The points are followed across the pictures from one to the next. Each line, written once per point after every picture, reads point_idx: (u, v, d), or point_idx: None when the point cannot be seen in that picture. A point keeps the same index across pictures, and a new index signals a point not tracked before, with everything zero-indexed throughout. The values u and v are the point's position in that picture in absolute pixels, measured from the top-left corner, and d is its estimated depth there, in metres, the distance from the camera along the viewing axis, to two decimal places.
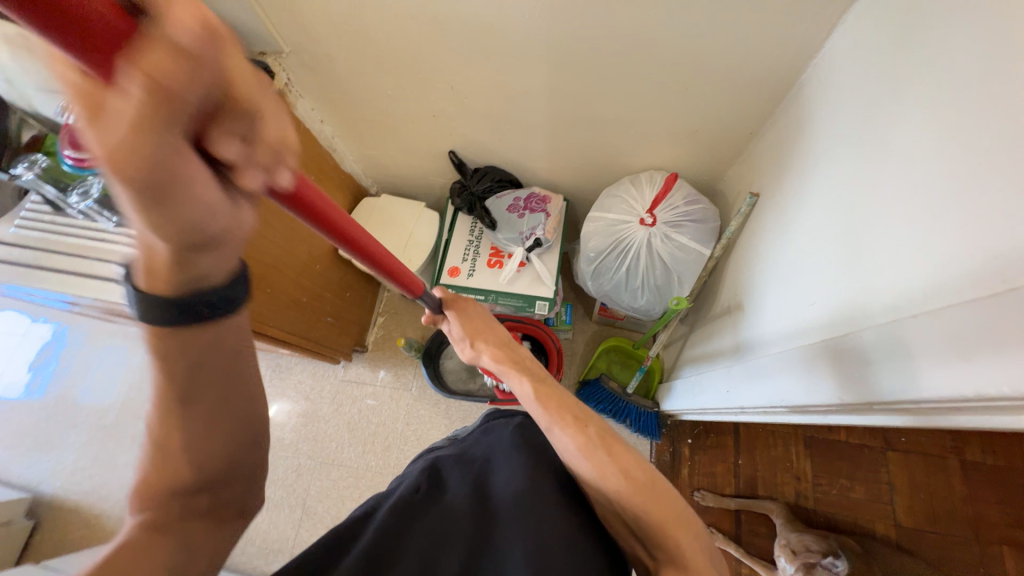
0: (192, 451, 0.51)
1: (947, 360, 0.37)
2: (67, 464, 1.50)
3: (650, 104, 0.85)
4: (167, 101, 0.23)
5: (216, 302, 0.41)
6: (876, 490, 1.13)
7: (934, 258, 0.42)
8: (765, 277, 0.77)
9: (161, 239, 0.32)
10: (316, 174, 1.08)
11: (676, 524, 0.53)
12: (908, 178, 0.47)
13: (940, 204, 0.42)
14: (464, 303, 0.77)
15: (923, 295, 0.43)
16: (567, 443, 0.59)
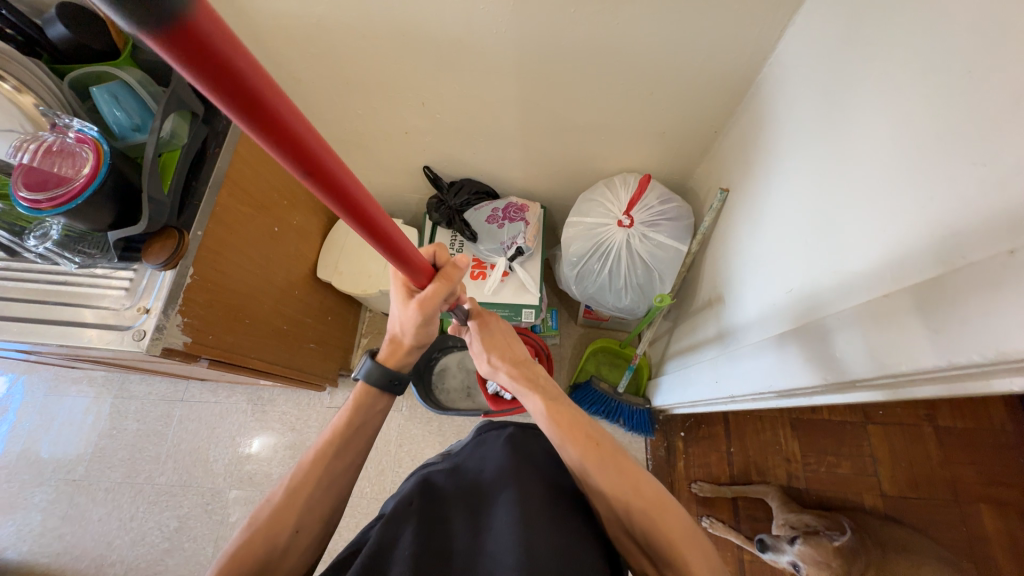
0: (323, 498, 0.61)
1: (928, 329, 0.38)
2: (33, 525, 1.39)
3: (619, 110, 0.87)
4: (444, 280, 0.61)
5: (401, 381, 0.71)
6: (861, 464, 1.18)
7: (897, 239, 0.45)
8: (742, 266, 0.80)
9: (405, 333, 0.67)
10: (290, 199, 1.06)
11: (687, 543, 0.53)
12: (869, 168, 0.50)
13: (900, 189, 0.45)
14: (490, 317, 0.79)
15: (892, 275, 0.45)
16: (579, 463, 0.60)
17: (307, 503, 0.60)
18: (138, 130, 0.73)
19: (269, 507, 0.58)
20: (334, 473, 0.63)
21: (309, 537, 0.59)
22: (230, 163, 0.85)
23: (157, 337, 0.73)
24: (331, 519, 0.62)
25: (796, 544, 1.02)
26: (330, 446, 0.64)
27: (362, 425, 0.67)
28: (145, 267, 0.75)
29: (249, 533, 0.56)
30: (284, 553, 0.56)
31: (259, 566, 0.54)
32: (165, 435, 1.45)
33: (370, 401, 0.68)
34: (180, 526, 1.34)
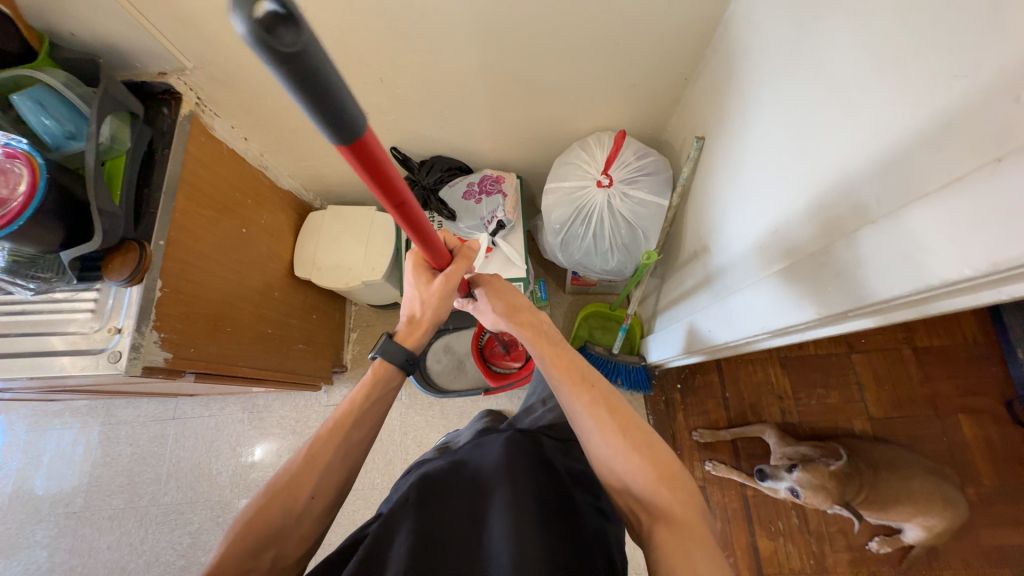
0: (335, 467, 0.60)
1: (918, 253, 0.38)
2: (41, 561, 1.36)
3: (586, 66, 0.84)
4: (467, 260, 0.72)
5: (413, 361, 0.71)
6: (848, 392, 1.23)
7: (882, 166, 0.44)
8: (724, 212, 0.80)
9: (428, 310, 0.71)
10: (253, 197, 1.01)
11: (670, 482, 0.54)
12: (847, 99, 0.49)
13: (883, 116, 0.44)
14: (490, 278, 0.79)
15: (877, 204, 0.45)
16: (575, 402, 0.62)
17: (325, 472, 0.59)
18: (74, 137, 0.67)
19: (286, 473, 0.58)
20: (350, 445, 0.62)
21: (325, 503, 0.59)
22: (183, 165, 0.80)
23: (134, 357, 0.69)
24: (345, 487, 0.62)
25: (795, 470, 1.07)
26: (349, 417, 0.63)
27: (378, 401, 0.66)
28: (108, 285, 0.70)
29: (265, 498, 0.56)
30: (298, 520, 0.56)
31: (272, 531, 0.54)
32: (161, 455, 1.42)
33: (388, 376, 0.67)
34: (193, 542, 1.33)
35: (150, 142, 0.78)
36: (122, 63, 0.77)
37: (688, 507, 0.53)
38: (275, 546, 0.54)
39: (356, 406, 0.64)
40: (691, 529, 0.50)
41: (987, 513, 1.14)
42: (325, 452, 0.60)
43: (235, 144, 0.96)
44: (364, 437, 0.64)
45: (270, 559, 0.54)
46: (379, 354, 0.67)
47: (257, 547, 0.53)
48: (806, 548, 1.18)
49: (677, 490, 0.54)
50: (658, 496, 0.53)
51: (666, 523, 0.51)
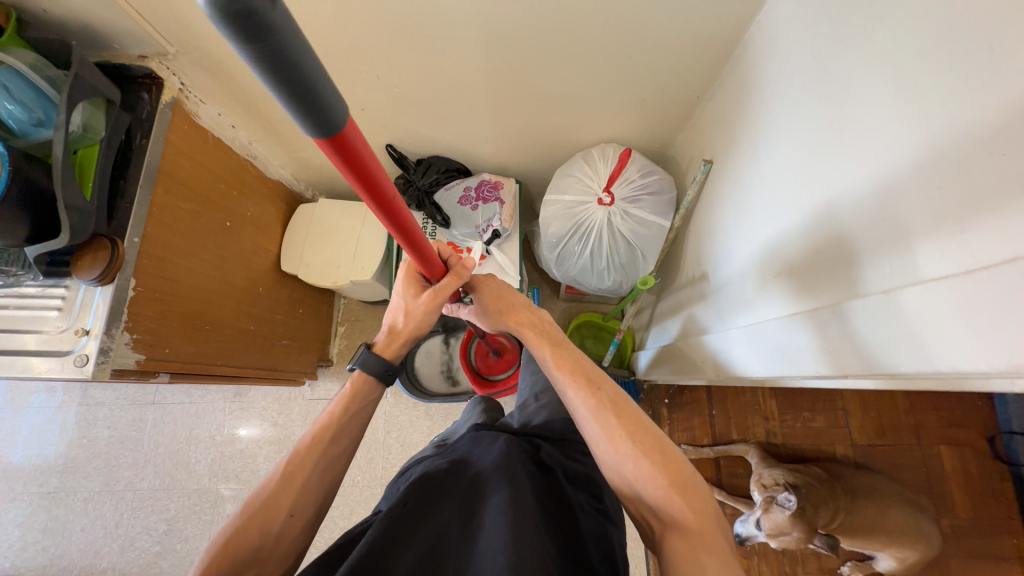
0: (312, 489, 0.58)
1: (940, 334, 0.36)
2: (14, 539, 1.35)
3: (595, 76, 0.80)
4: (457, 276, 0.69)
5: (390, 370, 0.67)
6: (833, 417, 1.23)
7: (893, 215, 0.42)
8: (726, 237, 0.78)
9: (411, 322, 0.68)
10: (239, 188, 0.96)
11: (683, 490, 0.53)
12: (857, 134, 0.47)
13: (896, 156, 0.42)
14: (483, 277, 0.77)
15: (880, 262, 0.43)
16: (580, 405, 0.60)
17: (305, 487, 0.57)
18: (42, 125, 0.63)
19: (263, 492, 0.56)
20: (329, 460, 0.60)
21: (303, 521, 0.56)
22: (162, 156, 0.75)
23: (102, 361, 0.66)
24: (325, 503, 0.60)
25: (762, 527, 1.04)
26: (327, 432, 0.60)
27: (359, 412, 0.64)
28: (77, 283, 0.67)
29: (242, 519, 0.54)
30: (277, 540, 0.54)
31: (249, 556, 0.52)
32: (140, 440, 1.40)
33: (365, 390, 0.65)
34: (170, 528, 1.32)
35: (128, 129, 0.73)
36: (98, 42, 0.72)
37: (702, 514, 0.51)
38: (252, 570, 0.52)
39: (333, 420, 0.62)
40: (705, 540, 0.49)
41: (958, 544, 1.14)
42: (299, 471, 0.57)
43: (222, 132, 0.90)
44: (342, 453, 0.61)
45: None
46: (356, 363, 0.65)
47: (233, 572, 0.51)
48: (779, 567, 1.20)
49: (689, 498, 0.52)
50: (670, 503, 0.52)
51: (678, 532, 0.50)
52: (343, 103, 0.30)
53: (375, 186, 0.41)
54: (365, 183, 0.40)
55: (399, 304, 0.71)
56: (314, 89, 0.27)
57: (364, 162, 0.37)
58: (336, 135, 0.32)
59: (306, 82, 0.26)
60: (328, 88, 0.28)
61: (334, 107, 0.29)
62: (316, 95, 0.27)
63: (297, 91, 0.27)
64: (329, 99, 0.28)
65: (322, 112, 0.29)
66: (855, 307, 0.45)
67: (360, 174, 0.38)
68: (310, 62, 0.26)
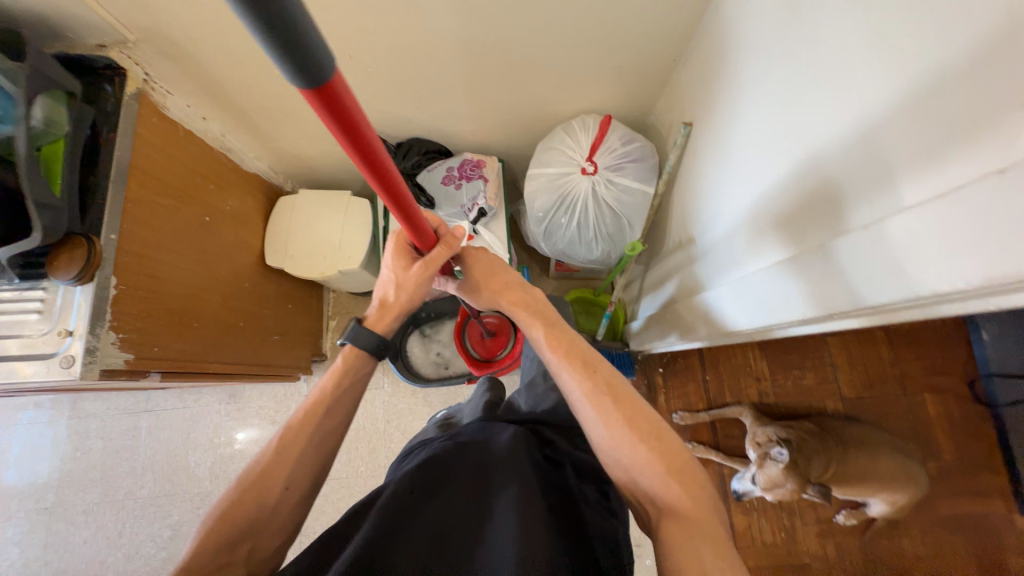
0: (307, 464, 0.58)
1: (919, 257, 0.37)
2: (14, 557, 1.33)
3: (571, 44, 0.79)
4: (449, 246, 0.68)
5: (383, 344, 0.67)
6: (823, 373, 1.26)
7: (880, 150, 0.42)
8: (710, 199, 0.78)
9: (403, 294, 0.68)
10: (216, 182, 0.94)
11: (680, 477, 0.54)
12: (841, 77, 0.47)
13: (884, 95, 0.41)
14: (474, 251, 0.75)
15: (868, 198, 0.44)
16: (576, 389, 0.61)
17: (300, 461, 0.57)
18: (2, 121, 0.60)
19: (257, 466, 0.56)
20: (323, 435, 0.59)
21: (299, 494, 0.57)
22: (132, 150, 0.73)
23: (90, 361, 0.65)
24: (321, 477, 0.60)
25: (756, 481, 1.09)
26: (319, 407, 0.60)
27: (352, 387, 0.63)
28: (55, 284, 0.65)
29: (237, 491, 0.54)
30: (273, 512, 0.55)
31: (246, 526, 0.53)
32: (136, 448, 1.38)
33: (358, 365, 0.64)
34: (174, 533, 1.31)
35: (93, 123, 0.70)
36: (53, 33, 0.69)
37: (699, 501, 0.53)
38: (250, 539, 0.53)
39: (325, 395, 0.61)
40: (701, 525, 0.50)
41: (944, 484, 1.20)
42: (293, 447, 0.57)
43: (193, 124, 0.88)
44: (336, 430, 0.61)
45: (246, 553, 0.53)
46: (347, 337, 0.64)
47: (231, 540, 0.52)
48: (777, 521, 1.24)
49: (685, 484, 0.54)
50: (666, 489, 0.54)
51: (674, 518, 0.51)
52: (329, 53, 0.29)
53: (364, 147, 0.40)
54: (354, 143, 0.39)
55: (388, 276, 0.70)
56: (299, 39, 0.26)
57: (352, 119, 0.36)
58: (324, 89, 0.31)
59: (291, 26, 0.25)
60: (313, 36, 0.27)
61: (320, 57, 0.28)
62: (302, 41, 0.26)
63: (282, 41, 0.26)
64: (314, 50, 0.27)
65: (309, 63, 0.28)
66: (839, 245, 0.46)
67: (349, 133, 0.37)
68: (294, 3, 0.25)
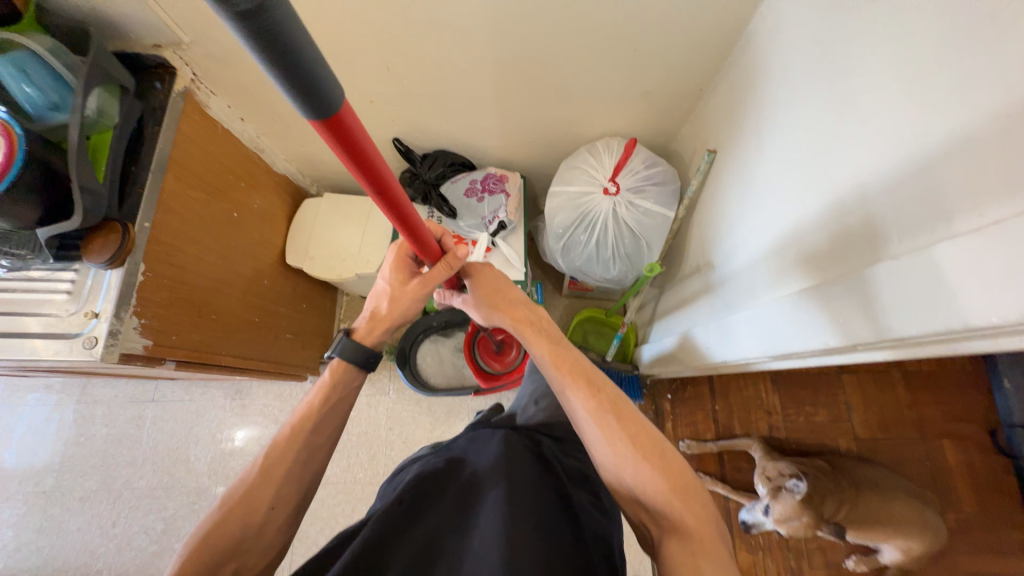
0: (295, 481, 0.58)
1: (968, 284, 0.36)
2: (7, 540, 1.32)
3: (600, 69, 0.81)
4: (446, 267, 0.66)
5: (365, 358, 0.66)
6: (834, 412, 1.21)
7: (934, 186, 0.40)
8: (731, 225, 0.79)
9: (394, 305, 0.68)
10: (247, 180, 0.97)
11: (684, 496, 0.53)
12: (885, 113, 0.46)
13: (932, 132, 0.41)
14: (481, 266, 0.73)
15: (918, 235, 0.41)
16: (579, 407, 0.60)
17: (286, 479, 0.57)
18: (57, 109, 0.64)
19: (242, 486, 0.55)
20: (311, 450, 0.60)
21: (286, 513, 0.57)
22: (173, 144, 0.76)
23: (111, 343, 0.66)
24: (307, 495, 0.60)
25: (770, 513, 1.07)
26: (306, 423, 0.60)
27: (339, 402, 0.63)
28: (87, 266, 0.67)
29: (222, 512, 0.54)
30: (260, 531, 0.54)
31: (232, 546, 0.52)
32: (138, 438, 1.38)
33: (345, 379, 0.64)
34: (167, 528, 1.30)
35: (140, 117, 0.74)
36: (112, 30, 0.73)
37: (702, 519, 0.52)
38: (235, 562, 0.53)
39: (311, 415, 0.60)
40: (705, 544, 0.49)
41: None
42: (280, 466, 0.57)
43: (230, 125, 0.92)
44: (321, 447, 0.61)
45: (231, 573, 0.52)
46: (335, 348, 0.64)
47: (215, 563, 0.51)
48: None
49: (690, 505, 0.52)
50: (670, 507, 0.52)
51: (678, 536, 0.50)
52: (336, 81, 0.30)
53: (369, 168, 0.42)
54: (359, 165, 0.40)
55: (382, 286, 0.70)
56: (308, 66, 0.27)
57: (358, 143, 0.37)
58: (329, 117, 0.32)
59: (296, 62, 0.26)
60: (319, 69, 0.28)
61: (325, 87, 0.30)
62: (309, 74, 0.28)
63: (291, 72, 0.27)
64: (322, 79, 0.29)
65: (317, 92, 0.29)
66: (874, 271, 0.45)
67: (355, 156, 0.39)
68: (299, 34, 0.26)
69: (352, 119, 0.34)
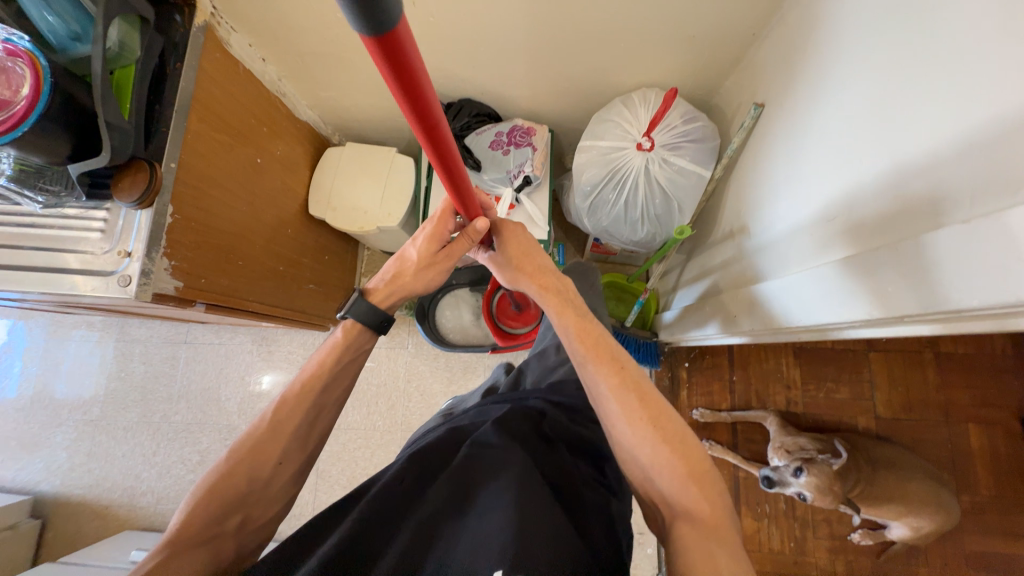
0: (302, 437, 0.59)
1: None
2: (61, 461, 1.44)
3: (643, 9, 0.74)
4: (471, 237, 0.65)
5: (380, 321, 0.65)
6: (858, 389, 1.20)
7: (1013, 149, 0.36)
8: (773, 189, 0.74)
9: (416, 270, 0.67)
10: (270, 125, 0.95)
11: (700, 483, 0.53)
12: (956, 70, 0.42)
13: (1017, 87, 0.36)
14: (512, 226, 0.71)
15: (987, 198, 0.38)
16: (601, 383, 0.59)
17: (293, 436, 0.59)
18: (79, 39, 0.63)
19: (250, 439, 0.57)
20: (318, 408, 0.61)
21: (293, 469, 0.59)
22: (195, 84, 0.74)
23: (145, 283, 0.68)
24: (314, 453, 0.62)
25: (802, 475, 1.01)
26: (317, 382, 0.60)
27: (351, 363, 0.64)
28: (118, 206, 0.68)
29: (229, 464, 0.55)
30: (267, 483, 0.57)
31: (239, 498, 0.55)
32: (173, 376, 1.46)
33: (361, 340, 0.64)
34: (202, 459, 1.40)
35: (162, 52, 0.71)
36: None
37: (716, 508, 0.51)
38: (241, 511, 0.55)
39: (321, 377, 0.61)
40: (717, 531, 0.49)
41: (976, 520, 1.14)
42: (289, 423, 0.58)
43: (252, 65, 0.89)
44: (328, 407, 0.62)
45: (237, 523, 0.55)
46: (348, 310, 0.63)
47: (221, 514, 0.54)
48: (789, 531, 1.20)
49: (704, 489, 0.53)
50: (684, 492, 0.52)
51: (690, 521, 0.51)
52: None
53: (419, 102, 0.38)
54: (409, 97, 0.37)
55: (411, 253, 0.68)
56: None
57: (414, 75, 0.34)
58: (384, 33, 0.29)
59: None
60: None
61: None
62: None
63: None
64: None
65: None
66: (937, 235, 0.41)
67: (406, 85, 0.35)
68: None
69: (409, 39, 0.31)
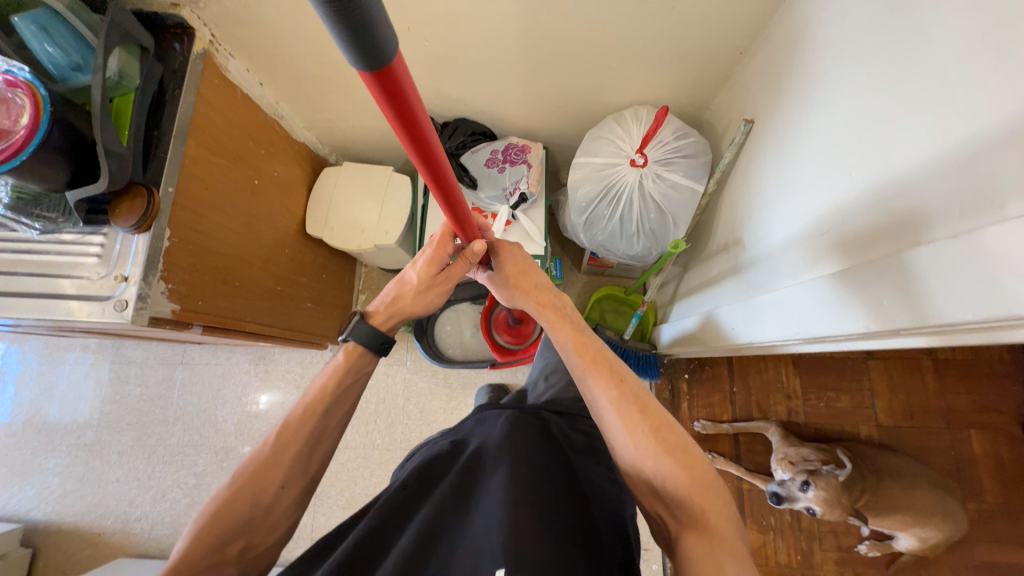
0: (303, 463, 0.59)
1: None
2: (54, 488, 1.42)
3: (633, 31, 0.76)
4: (469, 259, 0.66)
5: (380, 342, 0.64)
6: (859, 398, 1.20)
7: (997, 164, 0.37)
8: (765, 201, 0.75)
9: (416, 292, 0.67)
10: (267, 147, 0.96)
11: (705, 490, 0.52)
12: (938, 89, 0.43)
13: (999, 105, 0.37)
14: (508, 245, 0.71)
15: (971, 213, 0.39)
16: (601, 396, 0.58)
17: (295, 461, 0.58)
18: (80, 70, 0.63)
19: (253, 463, 0.56)
20: (320, 431, 0.60)
21: (296, 493, 0.58)
22: (194, 109, 0.75)
23: (140, 307, 0.68)
24: (317, 476, 0.61)
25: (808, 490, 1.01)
26: (318, 405, 0.60)
27: (352, 385, 0.63)
28: (115, 231, 0.68)
29: (231, 490, 0.55)
30: (268, 510, 0.56)
31: (240, 525, 0.54)
32: (169, 398, 1.45)
33: (359, 363, 0.63)
34: (198, 483, 1.37)
35: (161, 79, 0.73)
36: None
37: (723, 515, 0.51)
38: (243, 538, 0.54)
39: (322, 400, 0.60)
40: (724, 538, 0.49)
41: (983, 529, 1.13)
42: (290, 448, 0.58)
43: (250, 89, 0.91)
44: (330, 429, 0.62)
45: (238, 550, 0.54)
46: (349, 334, 0.63)
47: (223, 540, 0.53)
48: (796, 544, 1.18)
49: (710, 499, 0.52)
50: (689, 500, 0.52)
51: (696, 531, 0.50)
52: (391, 29, 0.28)
53: (415, 130, 0.38)
54: (405, 125, 0.37)
55: (411, 276, 0.68)
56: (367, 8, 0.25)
57: (410, 107, 0.35)
58: (380, 68, 0.29)
59: None
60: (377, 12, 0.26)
61: (382, 37, 0.27)
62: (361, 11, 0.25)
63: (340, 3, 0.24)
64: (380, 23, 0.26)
65: (373, 37, 0.27)
66: (924, 249, 0.42)
67: (402, 115, 0.36)
68: None
69: (405, 73, 0.31)
